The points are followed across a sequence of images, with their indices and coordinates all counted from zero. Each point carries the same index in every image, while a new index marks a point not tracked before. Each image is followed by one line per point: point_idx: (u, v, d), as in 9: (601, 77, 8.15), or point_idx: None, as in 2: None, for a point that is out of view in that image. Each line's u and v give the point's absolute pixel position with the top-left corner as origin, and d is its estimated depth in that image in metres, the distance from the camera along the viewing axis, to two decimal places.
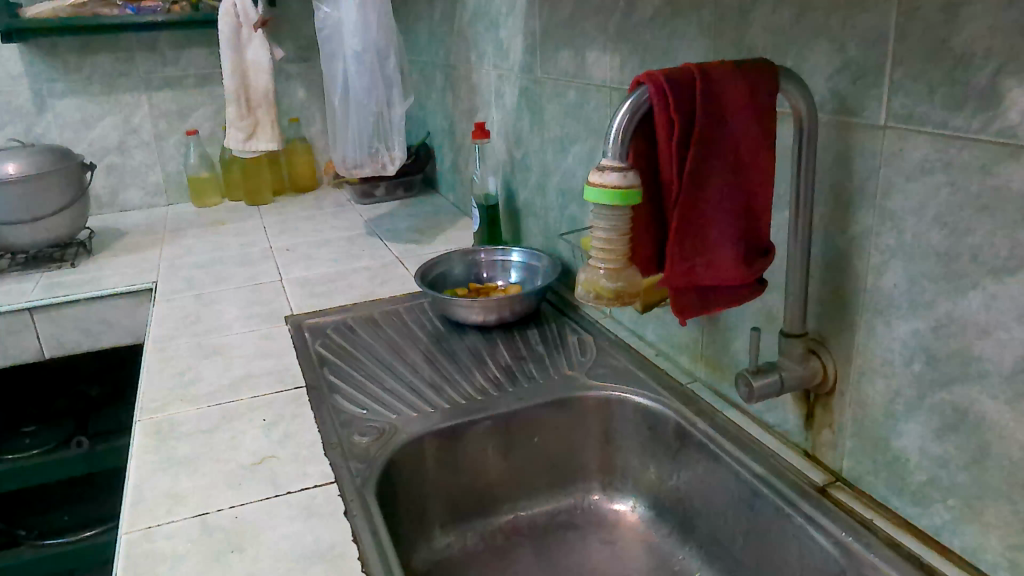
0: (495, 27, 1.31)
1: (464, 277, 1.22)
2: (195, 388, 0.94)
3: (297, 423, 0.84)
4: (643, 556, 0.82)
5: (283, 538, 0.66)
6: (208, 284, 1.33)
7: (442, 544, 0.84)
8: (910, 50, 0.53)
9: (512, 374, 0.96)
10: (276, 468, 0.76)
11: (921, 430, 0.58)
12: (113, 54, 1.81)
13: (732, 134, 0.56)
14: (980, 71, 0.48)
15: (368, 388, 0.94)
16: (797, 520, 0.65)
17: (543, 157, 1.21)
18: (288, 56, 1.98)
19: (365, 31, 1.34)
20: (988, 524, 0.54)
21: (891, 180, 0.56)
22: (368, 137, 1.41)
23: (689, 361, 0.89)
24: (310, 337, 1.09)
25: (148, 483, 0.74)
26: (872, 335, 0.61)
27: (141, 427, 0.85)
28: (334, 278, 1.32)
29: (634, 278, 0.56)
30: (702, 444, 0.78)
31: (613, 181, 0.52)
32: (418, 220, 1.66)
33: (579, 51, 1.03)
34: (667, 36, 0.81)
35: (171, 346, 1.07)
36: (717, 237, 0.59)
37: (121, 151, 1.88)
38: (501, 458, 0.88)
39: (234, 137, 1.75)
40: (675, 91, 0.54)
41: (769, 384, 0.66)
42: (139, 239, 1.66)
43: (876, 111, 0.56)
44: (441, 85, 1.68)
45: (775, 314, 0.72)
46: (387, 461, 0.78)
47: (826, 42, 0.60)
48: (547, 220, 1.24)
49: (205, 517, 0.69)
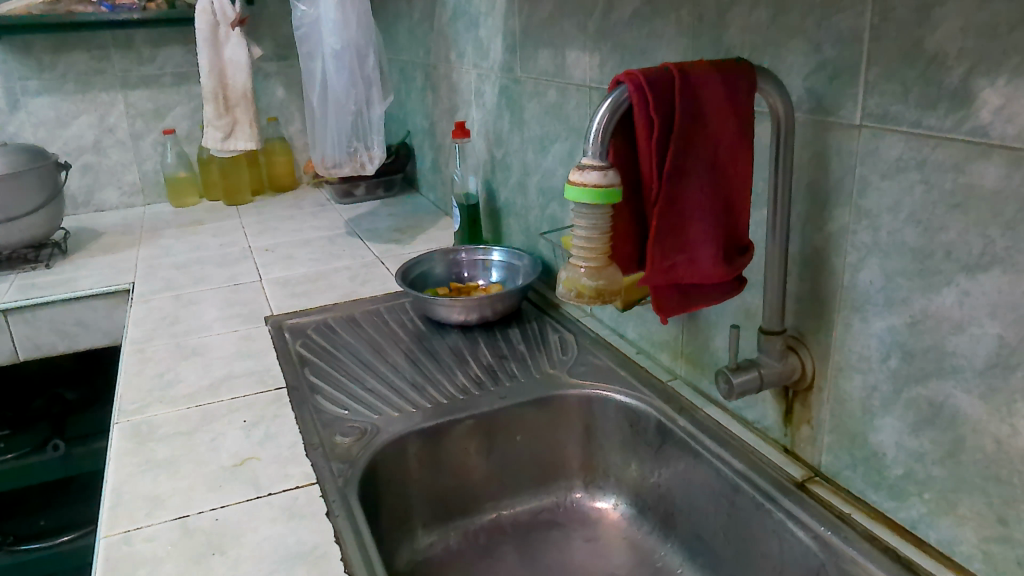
0: (475, 26, 1.31)
1: (445, 277, 1.22)
2: (175, 389, 0.93)
3: (277, 424, 0.84)
4: (625, 554, 0.83)
5: (265, 539, 0.65)
6: (187, 284, 1.32)
7: (425, 544, 0.84)
8: (885, 51, 0.53)
9: (494, 373, 0.96)
10: (257, 469, 0.75)
11: (898, 425, 0.59)
12: (88, 52, 1.78)
13: (711, 134, 0.57)
14: (953, 70, 0.49)
15: (349, 388, 0.94)
16: (777, 516, 0.66)
17: (523, 156, 1.21)
18: (266, 55, 1.97)
19: (345, 30, 1.33)
20: (962, 516, 0.55)
21: (867, 178, 0.57)
22: (347, 136, 1.40)
23: (670, 358, 0.90)
24: (291, 338, 1.08)
25: (126, 486, 0.74)
26: (849, 331, 0.62)
27: (119, 430, 0.84)
28: (315, 278, 1.32)
29: (615, 276, 0.56)
30: (683, 441, 0.79)
31: (593, 180, 0.53)
32: (399, 220, 1.66)
33: (559, 51, 1.03)
34: (646, 36, 0.81)
35: (149, 347, 1.06)
36: (697, 235, 0.59)
37: (96, 150, 1.86)
38: (483, 456, 0.88)
39: (212, 136, 1.74)
40: (655, 90, 0.54)
41: (749, 381, 0.67)
42: (116, 239, 1.64)
43: (852, 111, 0.57)
44: (421, 84, 1.68)
45: (754, 311, 0.73)
46: (369, 461, 0.78)
47: (802, 42, 0.60)
48: (527, 219, 1.24)
49: (186, 519, 0.68)
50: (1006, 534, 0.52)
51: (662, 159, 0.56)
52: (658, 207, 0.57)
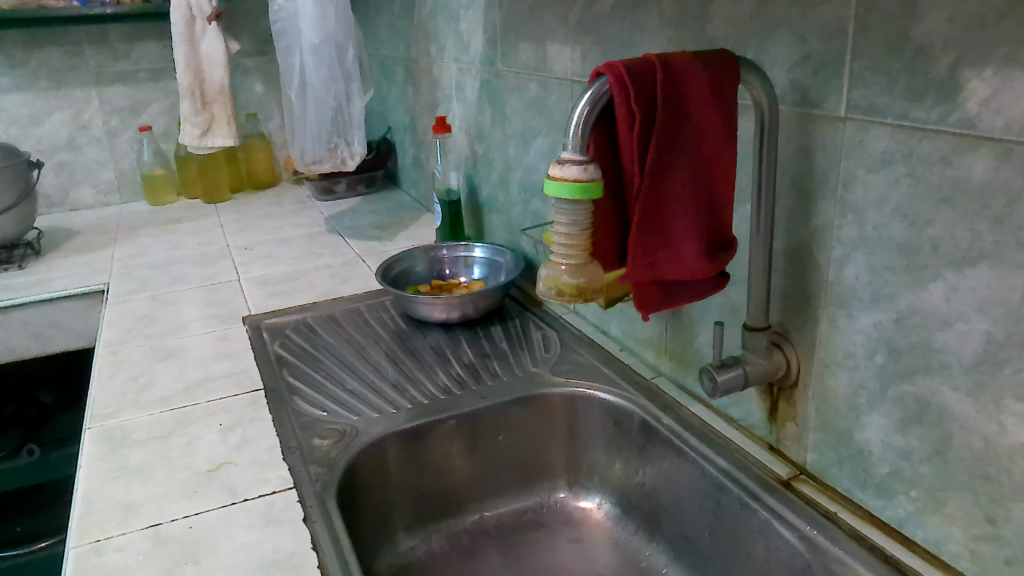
0: (455, 20, 1.29)
1: (426, 274, 1.20)
2: (150, 392, 0.91)
3: (254, 427, 0.82)
4: (610, 554, 0.82)
5: (241, 547, 0.63)
6: (164, 285, 1.29)
7: (407, 547, 0.82)
8: (870, 42, 0.52)
9: (476, 372, 0.94)
10: (233, 474, 0.74)
11: (884, 422, 0.58)
12: (61, 48, 1.74)
13: (694, 127, 0.55)
14: (939, 61, 0.48)
15: (328, 389, 0.92)
16: (763, 515, 0.65)
17: (505, 151, 1.19)
18: (245, 50, 1.93)
19: (323, 23, 1.30)
20: (949, 515, 0.54)
21: (853, 172, 0.56)
22: (326, 131, 1.38)
23: (654, 356, 0.89)
24: (269, 338, 1.06)
25: (98, 494, 0.71)
26: (835, 327, 0.61)
27: (92, 435, 0.82)
28: (294, 276, 1.30)
29: (597, 273, 0.55)
30: (667, 439, 0.77)
31: (573, 175, 0.51)
32: (381, 217, 1.64)
33: (540, 44, 1.01)
34: (628, 29, 0.80)
35: (123, 349, 1.03)
36: (680, 232, 0.58)
37: (71, 148, 1.82)
38: (466, 457, 0.87)
39: (189, 133, 1.71)
40: (636, 82, 0.52)
41: (734, 379, 0.66)
42: (91, 238, 1.61)
43: (837, 102, 0.56)
44: (402, 79, 1.66)
45: (738, 308, 0.72)
46: (349, 463, 0.76)
47: (787, 34, 0.59)
48: (510, 215, 1.22)
49: (159, 527, 0.66)
50: (994, 533, 0.52)
51: (645, 153, 0.54)
52: (640, 202, 0.55)
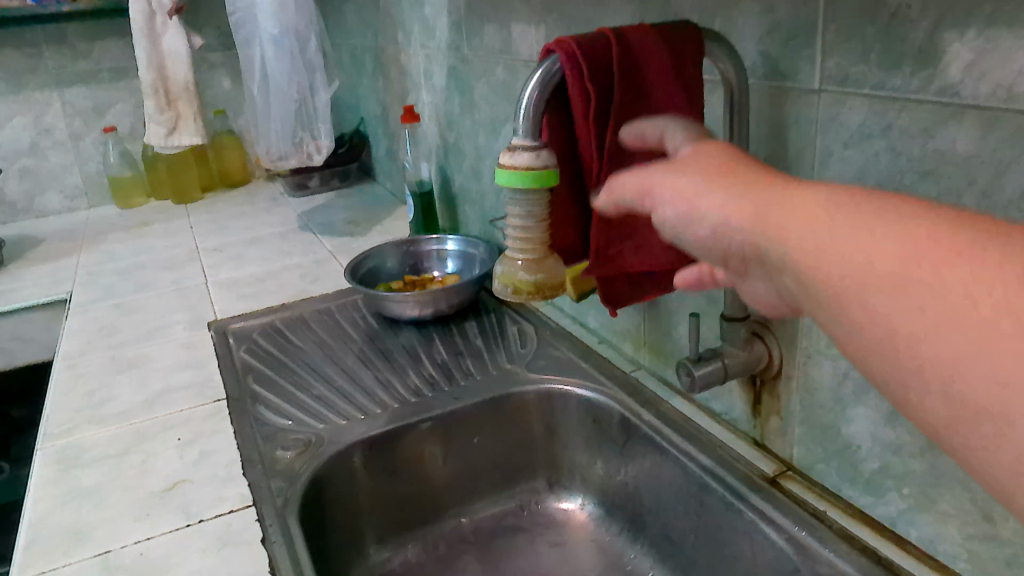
0: (420, 4, 1.24)
1: (398, 270, 1.15)
2: (106, 407, 0.86)
3: (214, 441, 0.78)
4: (593, 558, 0.78)
5: (194, 574, 0.59)
6: (128, 291, 1.25)
7: (380, 560, 0.79)
8: (842, 6, 0.48)
9: (448, 372, 0.90)
10: (190, 493, 0.70)
11: (872, 415, 0.54)
12: (18, 50, 1.68)
13: (657, 106, 0.51)
14: (917, 24, 0.44)
15: (294, 396, 0.88)
16: (747, 516, 0.61)
17: (475, 140, 1.15)
18: (210, 45, 1.88)
19: (282, 12, 1.25)
20: (943, 513, 0.51)
21: (829, 149, 0.52)
22: (291, 125, 1.33)
23: (633, 348, 0.85)
24: (235, 344, 1.02)
25: (46, 520, 0.67)
26: (817, 315, 0.57)
27: (43, 456, 0.77)
28: (263, 277, 1.25)
29: (556, 268, 0.51)
30: (648, 436, 0.74)
31: (523, 163, 0.47)
32: (355, 211, 1.59)
33: (505, 26, 0.97)
34: (590, 5, 0.75)
35: (82, 362, 0.99)
36: (646, 221, 0.54)
37: (34, 153, 1.76)
38: (440, 461, 0.83)
39: (156, 133, 1.66)
40: (589, 59, 0.48)
41: (713, 372, 0.62)
42: (57, 246, 1.56)
43: (810, 74, 0.52)
44: (371, 69, 1.61)
45: (716, 297, 0.68)
46: (314, 475, 0.73)
47: (754, 2, 0.55)
48: (483, 205, 1.18)
49: (108, 555, 0.62)
50: (991, 532, 0.48)
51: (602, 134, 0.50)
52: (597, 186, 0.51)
